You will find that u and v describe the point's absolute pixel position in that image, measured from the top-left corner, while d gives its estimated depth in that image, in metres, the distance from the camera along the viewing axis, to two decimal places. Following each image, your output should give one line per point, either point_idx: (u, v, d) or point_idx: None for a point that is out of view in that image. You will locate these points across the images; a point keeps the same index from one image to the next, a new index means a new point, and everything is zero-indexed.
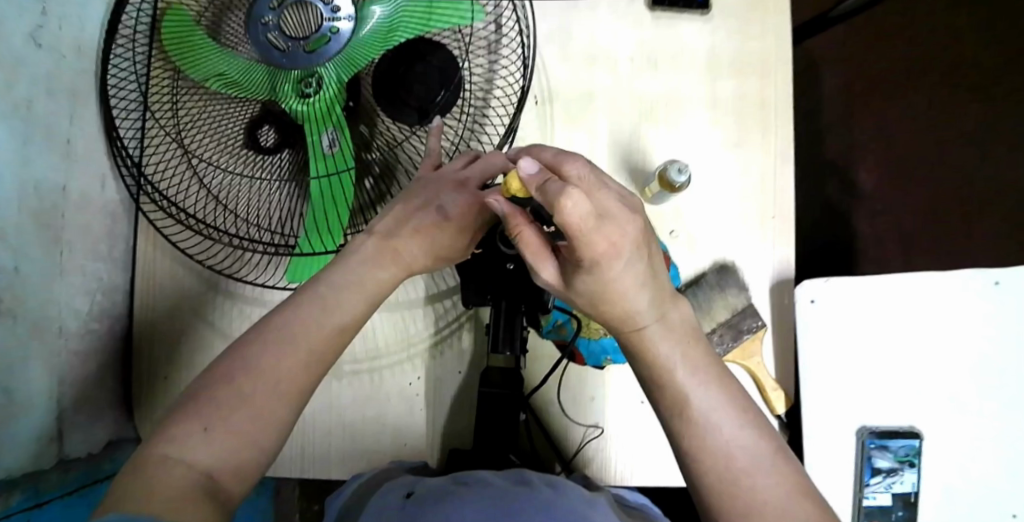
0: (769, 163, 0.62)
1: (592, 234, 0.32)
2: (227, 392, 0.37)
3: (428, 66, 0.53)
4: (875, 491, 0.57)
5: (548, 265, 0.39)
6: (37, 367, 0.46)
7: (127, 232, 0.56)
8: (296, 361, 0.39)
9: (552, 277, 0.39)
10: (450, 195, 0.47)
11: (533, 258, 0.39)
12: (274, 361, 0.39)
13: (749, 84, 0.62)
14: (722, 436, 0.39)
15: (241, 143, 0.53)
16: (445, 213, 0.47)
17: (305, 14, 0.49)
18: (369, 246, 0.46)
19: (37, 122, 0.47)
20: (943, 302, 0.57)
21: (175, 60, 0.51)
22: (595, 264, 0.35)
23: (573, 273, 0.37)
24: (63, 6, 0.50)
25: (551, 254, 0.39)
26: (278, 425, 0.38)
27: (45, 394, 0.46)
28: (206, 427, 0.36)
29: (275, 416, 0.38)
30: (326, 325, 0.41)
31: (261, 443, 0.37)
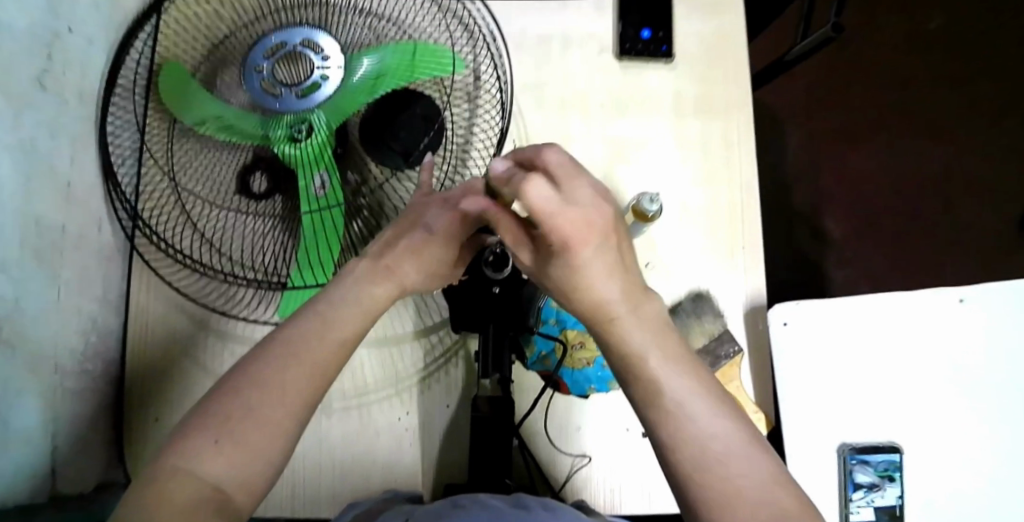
0: (736, 196, 0.67)
1: (558, 218, 0.33)
2: (209, 414, 0.34)
3: (413, 115, 0.56)
4: (859, 506, 0.59)
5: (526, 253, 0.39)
6: (31, 400, 0.47)
7: (120, 275, 0.59)
8: (311, 381, 0.36)
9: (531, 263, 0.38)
10: (435, 212, 0.44)
11: (515, 246, 0.39)
12: (274, 378, 0.35)
13: (715, 124, 0.68)
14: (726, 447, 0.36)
15: (233, 189, 0.56)
16: (432, 229, 0.44)
17: (299, 64, 0.53)
18: (360, 268, 0.43)
19: (40, 160, 0.50)
20: (901, 320, 0.61)
21: (172, 109, 0.55)
22: (565, 249, 0.35)
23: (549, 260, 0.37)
24: (67, 57, 0.54)
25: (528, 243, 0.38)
26: (281, 449, 0.35)
27: (38, 428, 0.48)
28: (216, 440, 0.33)
29: (275, 441, 0.34)
30: (326, 340, 0.38)
31: (266, 460, 0.34)
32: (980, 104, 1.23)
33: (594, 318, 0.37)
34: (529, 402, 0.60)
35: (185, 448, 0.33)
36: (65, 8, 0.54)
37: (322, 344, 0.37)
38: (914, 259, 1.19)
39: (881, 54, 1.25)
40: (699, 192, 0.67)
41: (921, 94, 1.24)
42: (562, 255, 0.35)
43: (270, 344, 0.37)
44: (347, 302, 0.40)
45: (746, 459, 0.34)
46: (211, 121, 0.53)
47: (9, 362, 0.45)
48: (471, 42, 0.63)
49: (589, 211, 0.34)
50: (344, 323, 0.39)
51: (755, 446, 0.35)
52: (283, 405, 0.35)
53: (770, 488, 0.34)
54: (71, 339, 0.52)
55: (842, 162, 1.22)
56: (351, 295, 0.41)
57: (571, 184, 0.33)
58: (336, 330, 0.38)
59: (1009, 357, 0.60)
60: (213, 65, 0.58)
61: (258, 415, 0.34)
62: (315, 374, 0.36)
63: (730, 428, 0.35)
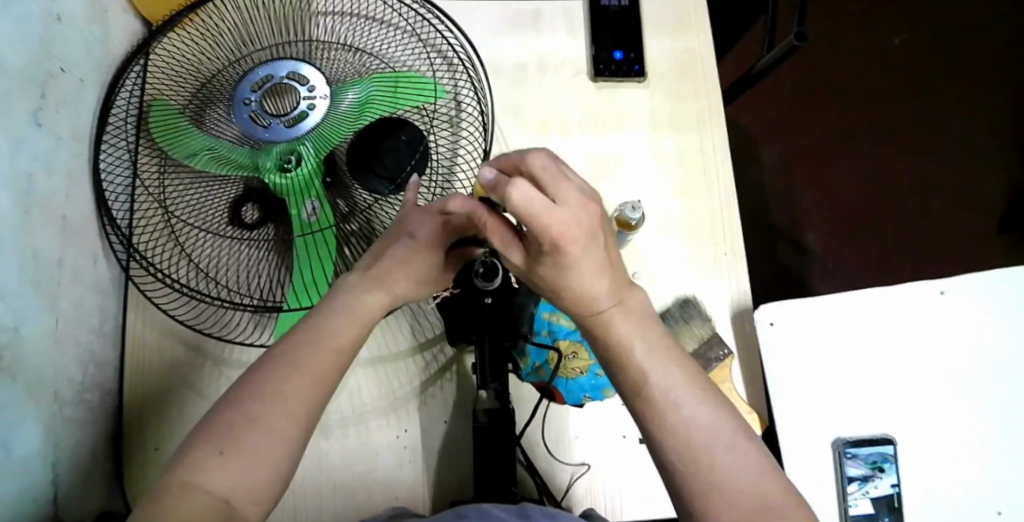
0: (715, 205, 0.69)
1: (546, 217, 0.32)
2: (215, 427, 0.36)
3: (398, 141, 0.55)
4: (856, 499, 0.59)
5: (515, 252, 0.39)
6: (35, 429, 0.48)
7: (116, 310, 0.62)
8: (308, 392, 0.38)
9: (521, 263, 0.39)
10: (416, 219, 0.46)
11: (504, 247, 0.39)
12: (273, 392, 0.37)
13: (691, 138, 0.71)
14: (712, 436, 0.38)
15: (225, 221, 0.57)
16: (414, 237, 0.45)
17: (285, 96, 0.55)
18: (351, 281, 0.44)
19: (36, 197, 0.51)
20: (880, 316, 0.63)
21: (164, 146, 0.57)
22: (556, 249, 0.35)
23: (539, 259, 0.37)
24: (60, 95, 0.55)
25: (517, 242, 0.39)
26: (281, 460, 0.36)
27: (40, 457, 0.49)
28: (221, 451, 0.35)
29: (277, 452, 0.36)
30: (323, 352, 0.40)
31: (265, 471, 0.36)
32: (944, 113, 1.28)
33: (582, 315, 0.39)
34: (528, 412, 0.62)
35: (191, 459, 0.35)
36: (58, 49, 0.55)
37: (319, 354, 0.40)
38: (894, 264, 1.22)
39: (845, 70, 1.31)
40: (679, 203, 0.69)
41: (886, 106, 1.29)
42: (553, 254, 0.35)
43: (268, 358, 0.39)
44: (339, 313, 0.42)
45: (715, 446, 0.38)
46: (201, 155, 0.55)
47: (12, 392, 0.45)
48: (450, 72, 0.66)
49: (578, 211, 0.34)
50: (339, 336, 0.41)
51: (727, 432, 0.38)
52: (285, 412, 0.37)
53: (741, 473, 0.37)
54: (69, 372, 0.54)
55: (816, 174, 1.26)
56: (346, 308, 0.43)
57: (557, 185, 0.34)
58: (331, 340, 0.41)
59: (985, 345, 0.63)
60: (200, 100, 0.59)
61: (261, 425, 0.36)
62: (315, 384, 0.38)
63: (703, 417, 0.38)
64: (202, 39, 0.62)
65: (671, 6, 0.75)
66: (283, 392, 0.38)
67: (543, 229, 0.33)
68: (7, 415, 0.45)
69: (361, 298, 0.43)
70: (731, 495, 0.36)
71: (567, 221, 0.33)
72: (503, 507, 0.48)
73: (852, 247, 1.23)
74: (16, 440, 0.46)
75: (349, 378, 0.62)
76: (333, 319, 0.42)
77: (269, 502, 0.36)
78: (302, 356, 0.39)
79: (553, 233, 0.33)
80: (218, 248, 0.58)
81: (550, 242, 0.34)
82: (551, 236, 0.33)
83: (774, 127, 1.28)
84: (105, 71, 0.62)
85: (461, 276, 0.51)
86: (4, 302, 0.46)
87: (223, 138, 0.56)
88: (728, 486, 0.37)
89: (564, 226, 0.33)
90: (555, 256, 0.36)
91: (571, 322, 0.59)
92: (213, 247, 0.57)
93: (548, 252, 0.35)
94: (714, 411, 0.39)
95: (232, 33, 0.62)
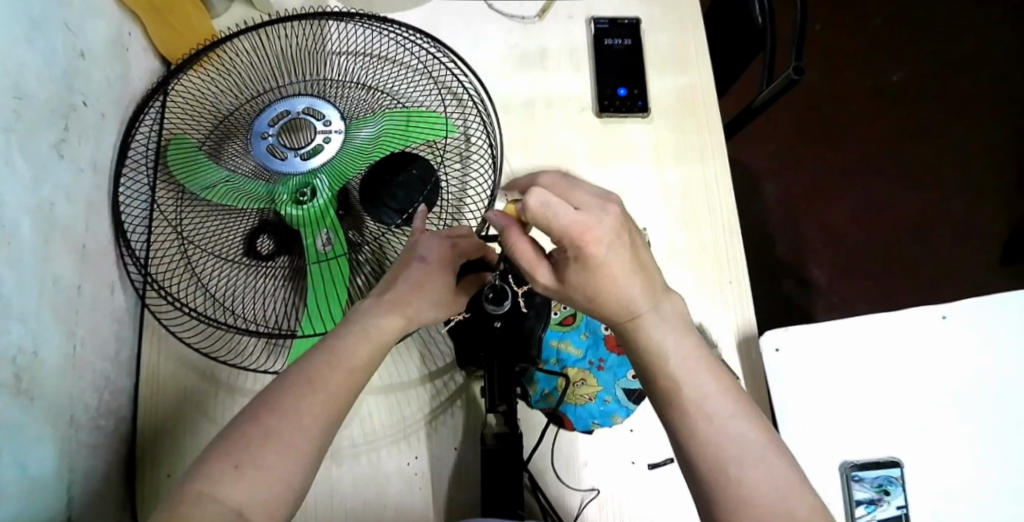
0: (718, 234, 0.70)
1: (561, 219, 0.34)
2: (233, 443, 0.37)
3: (410, 174, 0.59)
4: None
5: (543, 269, 0.41)
6: (48, 454, 0.48)
7: (132, 336, 0.63)
8: (323, 409, 0.39)
9: (551, 279, 0.41)
10: (427, 243, 0.48)
11: (532, 265, 0.41)
12: (292, 411, 0.38)
13: (693, 169, 0.73)
14: (725, 448, 0.38)
15: (242, 250, 0.59)
16: (426, 259, 0.47)
17: (301, 131, 0.58)
18: (368, 303, 0.46)
19: (56, 225, 0.52)
20: (884, 342, 0.64)
21: (183, 177, 0.60)
22: (580, 251, 0.36)
23: (566, 265, 0.39)
24: (81, 128, 0.57)
25: (543, 259, 0.41)
26: (298, 476, 0.37)
27: (52, 482, 0.49)
28: (237, 465, 0.36)
29: (293, 468, 0.37)
30: (340, 371, 0.41)
31: (285, 488, 0.36)
32: (939, 146, 1.31)
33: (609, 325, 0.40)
34: (537, 438, 0.62)
35: (208, 475, 0.35)
36: (80, 84, 0.58)
37: (335, 371, 0.41)
38: (896, 291, 1.23)
39: (839, 104, 1.34)
40: (683, 231, 0.71)
41: (881, 138, 1.32)
42: (578, 259, 0.37)
43: (285, 374, 0.40)
44: (354, 330, 0.43)
45: (729, 457, 0.38)
46: (218, 187, 0.58)
47: (30, 416, 0.46)
48: (459, 109, 0.69)
49: (596, 212, 0.36)
50: (355, 354, 0.42)
51: (742, 445, 0.38)
52: (300, 428, 0.38)
53: (754, 482, 0.37)
54: (84, 396, 0.54)
55: (815, 206, 1.28)
56: (362, 327, 0.43)
57: (572, 194, 0.37)
58: (345, 356, 0.42)
59: (990, 368, 0.63)
60: (218, 136, 0.62)
61: (277, 442, 0.37)
62: (329, 402, 0.39)
63: (716, 430, 0.39)
64: (221, 78, 0.65)
65: (671, 46, 0.78)
66: (299, 408, 0.38)
67: (561, 232, 0.35)
68: (21, 439, 0.45)
69: (377, 315, 0.44)
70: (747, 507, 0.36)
71: (586, 222, 0.35)
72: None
73: (855, 276, 1.24)
74: (29, 463, 0.46)
75: (361, 406, 0.63)
76: (348, 336, 0.43)
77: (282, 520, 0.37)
78: (318, 372, 0.40)
79: (572, 234, 0.35)
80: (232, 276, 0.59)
81: (572, 244, 0.36)
82: (572, 239, 0.35)
83: (774, 162, 1.31)
84: (125, 106, 0.65)
85: (468, 305, 0.52)
86: (24, 325, 0.46)
87: (239, 172, 0.58)
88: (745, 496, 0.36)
89: (585, 228, 0.35)
90: (580, 261, 0.37)
91: (579, 351, 0.62)
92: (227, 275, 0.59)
93: (573, 258, 0.37)
94: (727, 427, 0.39)
95: (249, 71, 0.65)
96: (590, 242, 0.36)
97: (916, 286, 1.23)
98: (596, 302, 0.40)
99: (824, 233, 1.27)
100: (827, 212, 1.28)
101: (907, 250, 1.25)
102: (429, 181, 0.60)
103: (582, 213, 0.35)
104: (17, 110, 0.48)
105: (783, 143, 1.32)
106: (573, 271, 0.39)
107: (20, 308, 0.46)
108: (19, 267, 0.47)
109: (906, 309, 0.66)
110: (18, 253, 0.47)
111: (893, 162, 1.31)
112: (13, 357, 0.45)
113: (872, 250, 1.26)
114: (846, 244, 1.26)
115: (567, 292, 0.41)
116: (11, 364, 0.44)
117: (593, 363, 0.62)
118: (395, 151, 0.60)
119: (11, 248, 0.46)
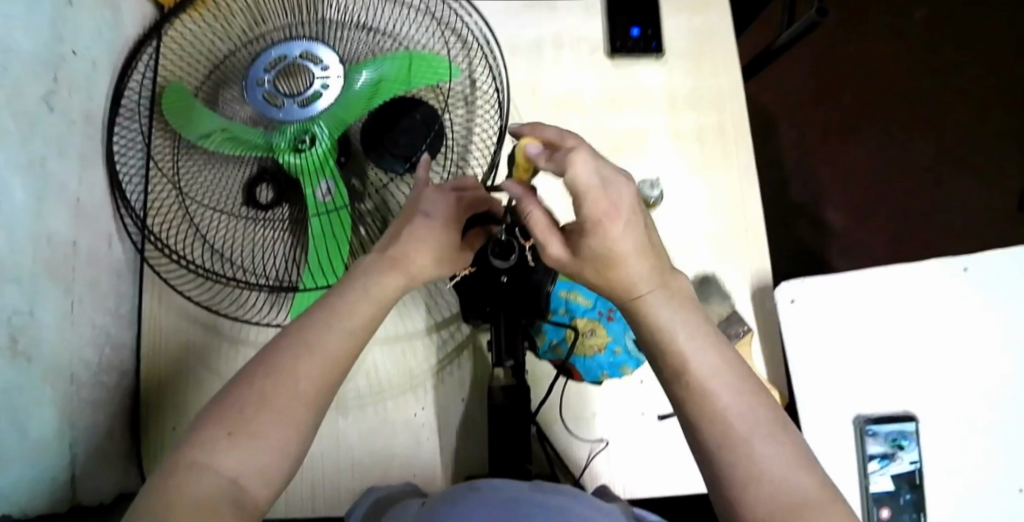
0: (734, 182, 0.68)
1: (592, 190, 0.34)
2: (229, 404, 0.36)
3: (412, 119, 0.58)
4: (877, 477, 0.58)
5: (556, 241, 0.39)
6: (50, 414, 0.48)
7: (132, 290, 0.62)
8: (320, 370, 0.38)
9: (562, 252, 0.39)
10: (432, 198, 0.46)
11: (545, 237, 0.39)
12: (288, 371, 0.37)
13: (708, 114, 0.70)
14: (732, 410, 0.37)
15: (242, 200, 0.59)
16: (431, 215, 0.45)
17: (299, 76, 0.55)
18: (369, 259, 0.44)
19: (50, 181, 0.51)
20: (901, 295, 0.62)
21: (177, 125, 0.58)
22: (596, 227, 0.35)
23: (581, 242, 0.37)
24: (71, 79, 0.54)
25: (557, 232, 0.39)
26: (297, 435, 0.37)
27: (57, 441, 0.49)
28: (230, 432, 0.35)
29: (288, 428, 0.36)
30: (337, 330, 0.40)
31: (284, 448, 0.36)
32: (967, 89, 1.25)
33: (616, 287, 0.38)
34: (544, 391, 0.62)
35: (203, 439, 0.35)
36: (69, 32, 0.55)
37: (333, 331, 0.40)
38: (912, 242, 1.20)
39: (864, 44, 1.27)
40: (697, 179, 0.68)
41: (906, 80, 1.26)
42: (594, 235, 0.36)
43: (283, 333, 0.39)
44: (352, 287, 0.42)
45: (740, 420, 0.36)
46: (215, 135, 0.56)
47: (30, 377, 0.46)
48: (464, 52, 0.66)
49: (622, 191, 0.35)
50: (354, 312, 0.41)
51: (753, 407, 0.37)
52: (296, 390, 0.37)
53: (764, 446, 0.36)
54: (85, 353, 0.54)
55: (835, 152, 1.23)
56: (362, 284, 0.42)
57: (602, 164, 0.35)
58: (343, 314, 0.40)
59: (1010, 323, 0.61)
60: (214, 84, 0.61)
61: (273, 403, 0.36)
62: (326, 362, 0.38)
63: (727, 391, 0.37)
64: (214, 22, 0.62)
65: None
66: (298, 368, 0.38)
67: (589, 206, 0.34)
68: (20, 400, 0.45)
69: (375, 271, 0.43)
70: (756, 473, 0.35)
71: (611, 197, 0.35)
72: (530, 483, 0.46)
73: (871, 226, 1.21)
74: (31, 424, 0.46)
75: (366, 359, 0.62)
76: (346, 293, 0.42)
77: (281, 478, 0.36)
78: (317, 331, 0.39)
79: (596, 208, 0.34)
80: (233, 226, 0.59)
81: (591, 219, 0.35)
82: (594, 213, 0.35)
83: (793, 106, 1.25)
84: (118, 53, 0.62)
85: (477, 255, 0.50)
86: (18, 285, 0.45)
87: (238, 119, 0.57)
88: (752, 460, 0.35)
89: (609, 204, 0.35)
90: (596, 237, 0.36)
91: (588, 302, 0.61)
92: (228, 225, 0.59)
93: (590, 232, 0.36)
94: (738, 387, 0.37)
95: (243, 13, 0.62)
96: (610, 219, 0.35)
97: (933, 237, 1.20)
98: (606, 281, 0.38)
99: (842, 181, 1.22)
100: (846, 159, 1.23)
101: (927, 199, 1.21)
102: (434, 130, 0.59)
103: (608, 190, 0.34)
104: (3, 63, 0.46)
105: (803, 85, 1.26)
106: (586, 241, 0.37)
107: (13, 269, 0.45)
108: (13, 228, 0.45)
109: (925, 261, 0.64)
110: (11, 212, 0.45)
111: (917, 106, 1.25)
112: (9, 318, 0.44)
113: (891, 199, 1.21)
114: (864, 192, 1.22)
115: (577, 267, 0.39)
116: (6, 325, 0.43)
117: (602, 313, 0.61)
118: (397, 94, 0.57)
119: (3, 207, 0.45)
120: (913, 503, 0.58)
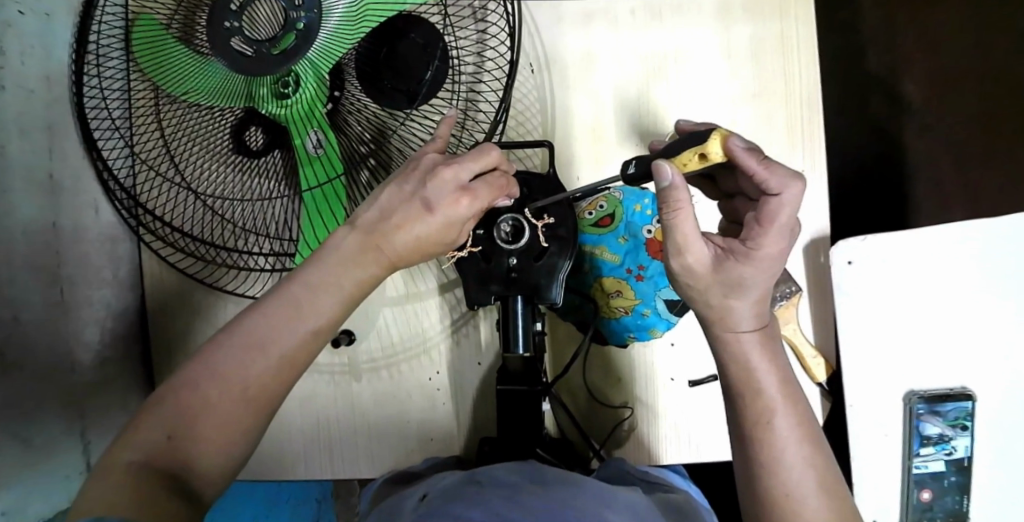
0: (796, 111, 0.57)
1: (768, 238, 0.36)
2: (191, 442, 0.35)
3: (411, 43, 0.50)
4: (928, 460, 0.56)
5: (696, 255, 0.37)
6: (50, 407, 0.50)
7: (130, 253, 0.59)
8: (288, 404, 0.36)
9: (702, 267, 0.37)
10: (439, 185, 0.38)
11: (683, 249, 0.37)
12: (245, 402, 0.35)
13: (769, 25, 0.57)
14: None
15: (229, 150, 0.52)
16: (427, 218, 0.39)
17: (269, 12, 0.47)
18: (350, 242, 0.39)
19: (10, 164, 0.48)
20: (968, 248, 0.55)
21: (150, 71, 0.51)
22: (755, 263, 0.37)
23: (727, 265, 0.37)
24: (22, 42, 0.49)
25: (699, 244, 0.37)
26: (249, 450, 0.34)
27: (65, 431, 0.51)
28: (170, 435, 0.33)
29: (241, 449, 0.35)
30: (302, 346, 0.37)
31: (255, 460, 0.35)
32: None
33: (724, 316, 0.39)
34: (569, 357, 0.60)
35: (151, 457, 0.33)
36: None
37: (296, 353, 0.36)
38: None
39: None
40: (750, 109, 0.57)
41: None
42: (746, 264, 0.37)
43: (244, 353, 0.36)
44: (329, 292, 0.38)
45: None
46: (193, 87, 0.49)
47: (23, 382, 0.47)
48: None
49: (784, 233, 0.37)
50: (327, 331, 0.38)
51: None
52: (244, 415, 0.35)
53: None
54: (85, 335, 0.54)
55: None
56: (336, 295, 0.39)
57: (775, 206, 0.36)
58: (313, 332, 0.37)
59: None
60: (186, 12, 0.50)
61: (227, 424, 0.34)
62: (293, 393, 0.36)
63: None
64: None
65: None
66: (266, 391, 0.36)
67: (762, 247, 0.36)
68: (15, 408, 0.47)
69: (351, 274, 0.39)
70: None
71: (781, 239, 0.37)
72: (518, 465, 0.45)
73: None
74: (32, 427, 0.48)
75: (377, 319, 0.59)
76: (318, 299, 0.38)
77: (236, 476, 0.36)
78: (287, 350, 0.36)
79: (762, 250, 0.36)
80: (225, 183, 0.53)
81: (752, 255, 0.37)
82: (762, 253, 0.36)
83: None
84: None
85: (483, 231, 0.46)
86: None
87: (204, 53, 0.49)
88: None
89: (777, 245, 0.37)
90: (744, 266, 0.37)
91: (615, 258, 0.56)
92: (219, 184, 0.53)
93: (745, 261, 0.37)
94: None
95: None
96: (770, 257, 0.37)
97: None
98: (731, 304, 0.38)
99: None
100: None
101: None
102: (437, 56, 0.50)
103: (778, 233, 0.36)
104: None
105: None
106: (739, 264, 0.37)
107: None
108: None
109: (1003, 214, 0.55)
110: None
111: None
112: None
113: None
114: None
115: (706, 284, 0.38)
116: None
117: (631, 271, 0.56)
118: (388, 16, 0.48)
119: None
120: (957, 485, 0.57)
